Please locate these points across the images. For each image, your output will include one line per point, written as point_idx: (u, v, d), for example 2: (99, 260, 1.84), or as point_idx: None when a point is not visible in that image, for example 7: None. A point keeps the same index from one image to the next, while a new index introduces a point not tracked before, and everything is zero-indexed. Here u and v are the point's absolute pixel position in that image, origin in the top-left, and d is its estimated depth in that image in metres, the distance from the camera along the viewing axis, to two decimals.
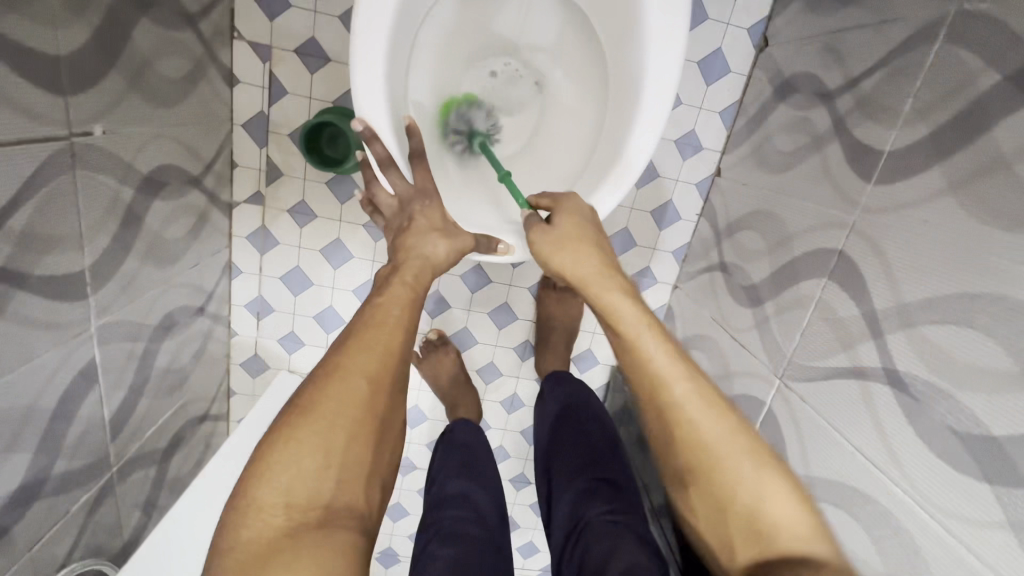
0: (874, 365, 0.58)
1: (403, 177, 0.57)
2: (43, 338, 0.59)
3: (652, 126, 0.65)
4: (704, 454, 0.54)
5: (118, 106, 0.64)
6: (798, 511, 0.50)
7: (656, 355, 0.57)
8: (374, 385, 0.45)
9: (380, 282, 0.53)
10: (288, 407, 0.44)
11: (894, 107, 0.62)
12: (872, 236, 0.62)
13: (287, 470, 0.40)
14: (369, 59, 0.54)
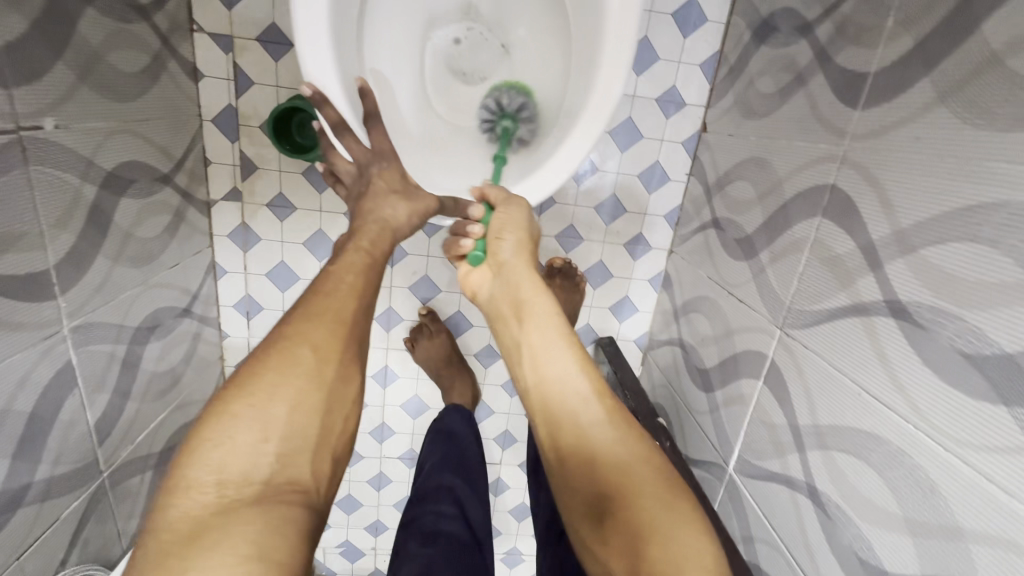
0: (875, 299, 0.55)
1: (358, 140, 0.55)
2: (11, 338, 0.58)
3: (615, 67, 0.60)
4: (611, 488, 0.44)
5: (68, 99, 0.62)
6: (706, 554, 0.40)
7: (567, 369, 0.49)
8: (321, 355, 0.42)
9: (332, 250, 0.50)
10: (227, 380, 0.40)
11: (876, 25, 0.58)
12: (863, 163, 0.58)
13: (219, 445, 0.37)
14: (311, 20, 0.52)
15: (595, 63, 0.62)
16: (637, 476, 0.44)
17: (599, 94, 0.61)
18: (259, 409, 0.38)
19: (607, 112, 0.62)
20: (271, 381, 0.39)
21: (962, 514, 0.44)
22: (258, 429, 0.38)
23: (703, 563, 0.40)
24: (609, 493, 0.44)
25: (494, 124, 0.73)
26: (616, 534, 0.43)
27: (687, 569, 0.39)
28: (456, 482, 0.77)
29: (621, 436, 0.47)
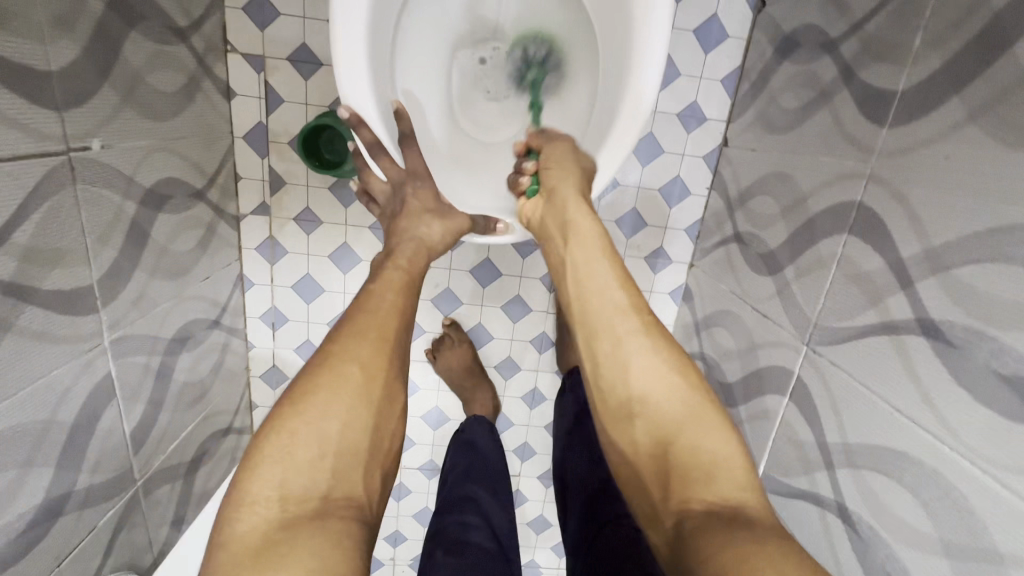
0: (905, 317, 0.55)
1: (393, 162, 0.57)
2: (56, 352, 0.60)
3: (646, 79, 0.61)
4: (647, 395, 0.50)
5: (114, 120, 0.65)
6: (736, 463, 0.46)
7: (609, 283, 0.54)
8: (369, 372, 0.43)
9: (374, 267, 0.52)
10: (281, 397, 0.42)
11: (903, 44, 0.58)
12: (890, 181, 0.58)
13: (280, 460, 0.38)
14: (349, 42, 0.54)
15: (626, 77, 0.63)
16: (672, 392, 0.49)
17: (630, 108, 0.62)
18: (314, 424, 0.39)
19: (638, 125, 0.62)
20: (324, 398, 0.41)
21: (1000, 536, 0.44)
22: (315, 443, 0.39)
23: (732, 471, 0.46)
24: (645, 398, 0.50)
25: (522, 73, 0.75)
26: (648, 429, 0.49)
27: (714, 467, 0.46)
28: (480, 493, 0.78)
29: (657, 347, 0.52)
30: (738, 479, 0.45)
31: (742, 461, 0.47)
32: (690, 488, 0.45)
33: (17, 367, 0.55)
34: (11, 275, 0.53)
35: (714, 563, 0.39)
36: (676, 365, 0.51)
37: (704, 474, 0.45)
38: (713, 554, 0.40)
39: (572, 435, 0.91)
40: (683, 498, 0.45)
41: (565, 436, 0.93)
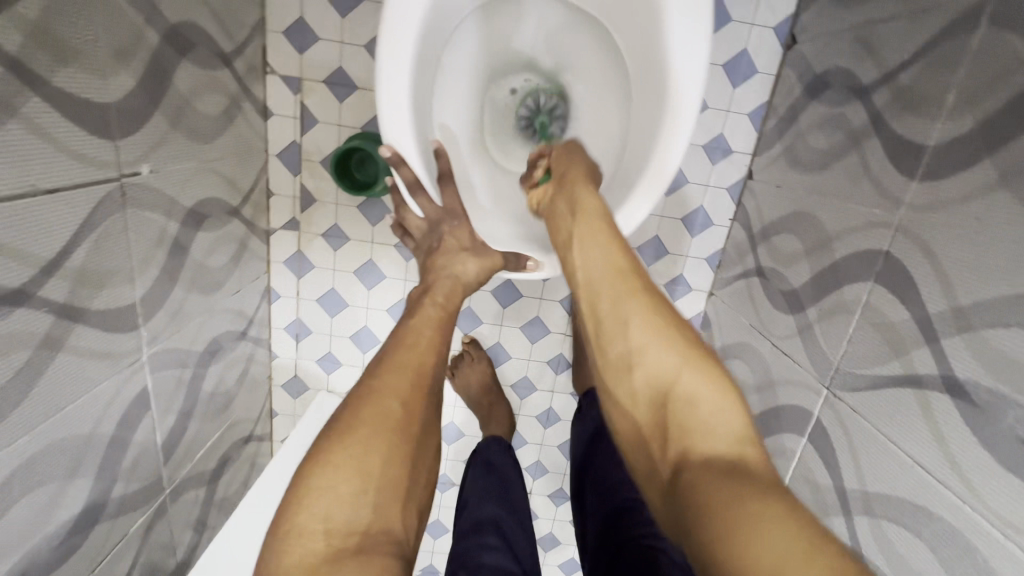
0: (930, 372, 0.55)
1: (430, 200, 0.59)
2: (100, 368, 0.62)
3: (685, 110, 0.62)
4: (643, 351, 0.46)
5: (162, 145, 0.67)
6: (732, 413, 0.42)
7: (601, 247, 0.52)
8: (407, 407, 0.44)
9: (410, 303, 0.54)
10: (324, 431, 0.43)
11: (935, 99, 0.59)
12: (919, 234, 0.59)
13: (325, 494, 0.39)
14: (394, 84, 0.56)
15: (662, 107, 0.63)
16: (668, 344, 0.45)
17: (669, 138, 0.63)
18: (358, 459, 0.41)
19: (677, 157, 0.63)
20: (366, 433, 0.42)
21: None
22: (359, 477, 0.40)
23: (731, 423, 0.41)
24: (641, 351, 0.45)
25: (532, 120, 0.79)
26: (645, 382, 0.45)
27: (711, 426, 0.41)
28: (500, 514, 0.80)
29: (654, 307, 0.47)
30: (736, 431, 0.41)
31: (742, 423, 0.41)
32: (687, 441, 0.41)
33: (66, 384, 0.58)
34: (65, 297, 0.56)
35: (718, 524, 0.36)
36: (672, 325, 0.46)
37: (699, 436, 0.41)
38: (714, 512, 0.36)
39: (589, 453, 0.92)
40: (683, 449, 0.42)
41: (580, 460, 0.94)
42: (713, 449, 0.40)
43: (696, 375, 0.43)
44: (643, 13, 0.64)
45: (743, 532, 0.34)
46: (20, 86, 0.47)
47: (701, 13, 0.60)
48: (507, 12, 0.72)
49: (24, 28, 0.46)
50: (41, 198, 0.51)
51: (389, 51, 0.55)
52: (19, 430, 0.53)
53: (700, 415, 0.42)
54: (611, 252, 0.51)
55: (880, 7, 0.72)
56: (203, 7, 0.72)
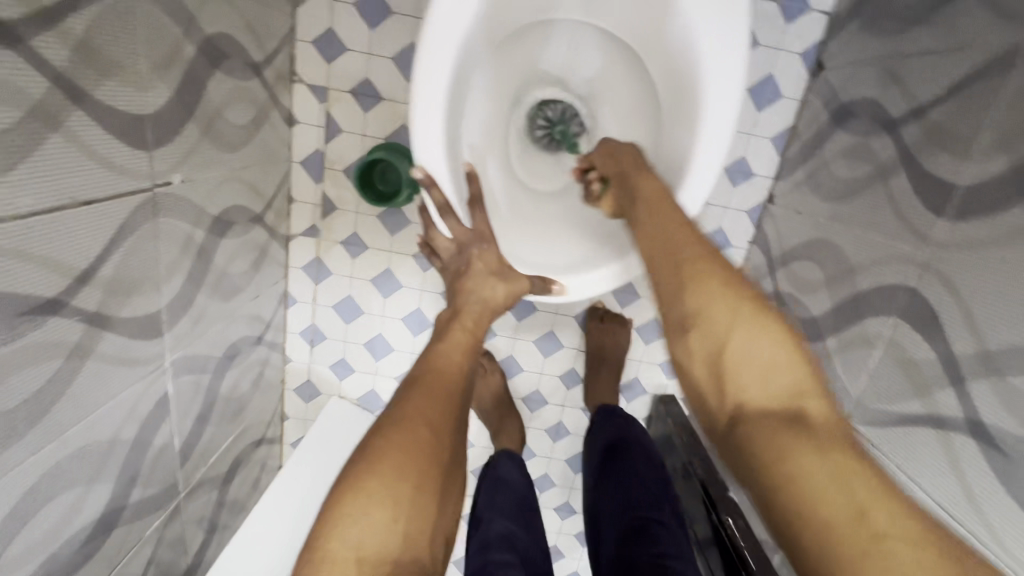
0: (954, 414, 0.55)
1: (461, 223, 0.62)
2: (125, 375, 0.63)
3: (716, 138, 0.66)
4: (710, 315, 0.50)
5: (193, 155, 0.68)
6: (795, 368, 0.47)
7: (666, 228, 0.58)
8: (437, 435, 0.46)
9: (440, 327, 0.57)
10: (354, 457, 0.44)
11: (966, 139, 0.59)
12: (946, 274, 0.59)
13: (358, 521, 0.41)
14: (428, 109, 0.58)
15: (693, 133, 0.68)
16: (735, 304, 0.50)
17: (699, 163, 0.67)
18: (390, 487, 0.42)
19: (709, 182, 0.67)
20: (399, 460, 0.43)
21: None
22: (392, 505, 0.42)
23: (793, 378, 0.47)
24: (702, 316, 0.51)
25: (550, 132, 0.84)
26: (703, 344, 0.51)
27: (775, 377, 0.47)
28: (514, 529, 0.81)
29: (721, 275, 0.52)
30: (800, 384, 0.47)
31: (805, 374, 0.47)
32: (747, 394, 0.48)
33: (92, 391, 0.58)
34: (96, 306, 0.56)
35: (788, 466, 0.43)
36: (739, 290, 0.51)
37: (765, 386, 0.47)
38: (785, 455, 0.44)
39: (603, 468, 0.94)
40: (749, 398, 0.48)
41: (594, 480, 0.95)
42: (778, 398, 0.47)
43: (761, 334, 0.48)
44: (673, 46, 0.69)
45: (814, 473, 0.42)
46: (63, 99, 0.47)
47: (738, 43, 0.63)
48: (541, 35, 0.77)
49: (70, 43, 0.46)
50: (78, 209, 0.51)
51: (428, 67, 0.58)
52: (45, 438, 0.53)
53: (761, 371, 0.48)
54: (676, 227, 0.58)
55: (910, 41, 0.72)
56: (237, 19, 0.73)
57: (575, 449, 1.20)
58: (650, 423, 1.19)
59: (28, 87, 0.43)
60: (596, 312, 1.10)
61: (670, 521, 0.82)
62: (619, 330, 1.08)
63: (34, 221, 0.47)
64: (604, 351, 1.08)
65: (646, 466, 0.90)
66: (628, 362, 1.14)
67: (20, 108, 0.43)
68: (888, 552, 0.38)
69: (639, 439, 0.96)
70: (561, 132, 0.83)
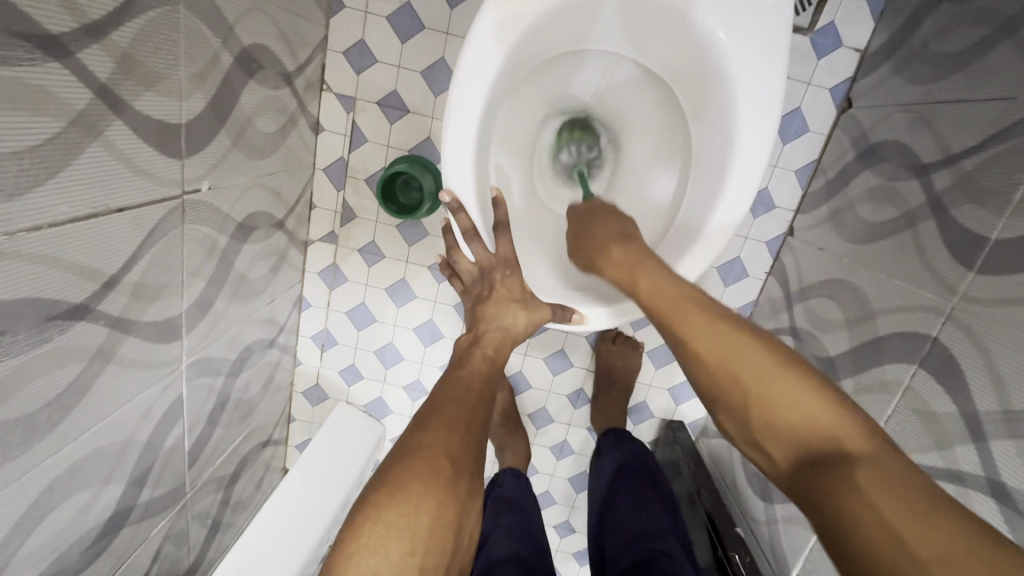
0: (973, 471, 0.55)
1: (484, 246, 0.65)
2: (142, 379, 0.63)
3: (746, 180, 0.69)
4: (719, 373, 0.52)
5: (222, 163, 0.69)
6: (818, 408, 0.47)
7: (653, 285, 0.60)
8: (455, 466, 0.47)
9: (463, 354, 0.60)
10: (373, 485, 0.46)
11: (999, 193, 0.59)
12: (972, 328, 0.59)
13: (376, 551, 0.42)
14: (459, 138, 0.64)
15: (724, 173, 0.70)
16: (740, 354, 0.51)
17: (728, 204, 0.69)
18: (407, 518, 0.43)
19: (736, 222, 0.70)
20: (417, 490, 0.44)
21: None
22: (410, 536, 0.43)
23: (822, 415, 0.46)
24: (713, 378, 0.52)
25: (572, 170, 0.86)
26: (728, 409, 0.52)
27: (802, 421, 0.47)
28: (522, 551, 0.81)
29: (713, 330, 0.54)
30: (834, 423, 0.46)
31: (830, 410, 0.46)
32: (788, 441, 0.48)
33: (111, 394, 0.59)
34: (120, 311, 0.57)
35: (848, 508, 0.41)
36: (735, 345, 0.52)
37: (801, 433, 0.47)
38: (842, 502, 0.42)
39: (611, 494, 0.93)
40: (792, 445, 0.47)
41: (600, 505, 0.94)
42: (816, 440, 0.46)
43: (773, 381, 0.49)
44: (710, 87, 0.70)
45: (866, 509, 0.40)
46: (105, 110, 0.48)
47: (772, 90, 0.66)
48: (575, 62, 0.78)
49: (116, 55, 0.47)
50: (110, 217, 0.52)
51: (460, 102, 0.63)
52: (64, 439, 0.54)
53: (795, 422, 0.47)
54: (658, 280, 0.60)
55: (945, 86, 0.71)
56: (273, 29, 0.74)
57: (578, 468, 1.19)
58: (658, 447, 1.19)
59: (72, 98, 0.44)
60: (608, 334, 1.09)
61: (677, 553, 0.82)
62: (630, 353, 1.08)
63: (68, 228, 0.47)
64: (613, 373, 1.07)
65: (654, 495, 0.91)
66: (637, 386, 1.13)
67: (63, 119, 0.44)
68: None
69: (647, 465, 0.96)
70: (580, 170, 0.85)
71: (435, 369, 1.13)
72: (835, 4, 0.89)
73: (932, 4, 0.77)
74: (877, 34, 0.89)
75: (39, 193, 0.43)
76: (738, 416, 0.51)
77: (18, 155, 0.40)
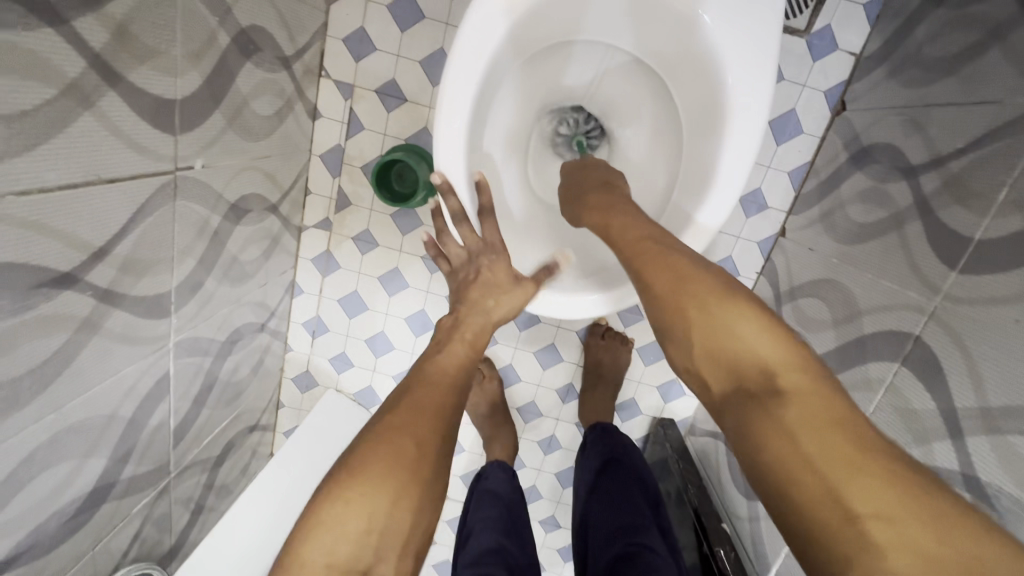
0: (952, 467, 0.56)
1: (473, 232, 0.67)
2: (129, 353, 0.64)
3: (735, 174, 0.69)
4: (667, 304, 0.51)
5: (216, 142, 0.69)
6: (766, 342, 0.45)
7: (625, 225, 0.60)
8: (422, 451, 0.47)
9: (443, 338, 0.59)
10: (341, 463, 0.46)
11: (984, 194, 0.59)
12: (954, 326, 0.59)
13: (332, 529, 0.43)
14: (451, 122, 0.65)
15: (713, 164, 0.70)
16: (695, 290, 0.50)
17: (717, 195, 0.70)
18: (366, 500, 0.44)
19: (724, 214, 0.70)
20: (379, 472, 0.45)
21: None
22: (369, 515, 0.43)
23: (770, 354, 0.45)
24: (662, 309, 0.52)
25: (569, 140, 0.87)
26: (672, 343, 0.51)
27: (744, 352, 0.46)
28: (506, 543, 0.81)
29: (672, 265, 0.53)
30: (781, 362, 0.44)
31: (777, 346, 0.45)
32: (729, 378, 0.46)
33: (97, 367, 0.59)
34: (108, 284, 0.57)
35: (777, 436, 0.40)
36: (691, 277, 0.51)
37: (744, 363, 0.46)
38: (768, 430, 0.41)
39: (595, 489, 0.94)
40: (730, 377, 0.46)
41: (584, 500, 0.95)
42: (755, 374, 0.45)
43: (722, 314, 0.48)
44: (703, 82, 0.71)
45: (791, 445, 0.39)
46: (98, 81, 0.48)
47: (763, 84, 0.67)
48: (572, 56, 0.79)
49: (110, 26, 0.47)
50: (101, 188, 0.52)
51: (452, 85, 0.63)
52: (46, 409, 0.54)
53: (737, 354, 0.46)
54: (629, 228, 0.59)
55: (937, 90, 0.72)
56: (273, 12, 0.75)
57: (566, 463, 1.20)
58: (649, 446, 1.19)
59: (66, 67, 0.44)
60: (599, 329, 1.09)
61: (660, 547, 0.82)
62: (620, 348, 1.08)
63: (57, 196, 0.48)
64: (603, 368, 1.08)
65: (638, 490, 0.92)
66: (626, 382, 1.14)
67: (55, 87, 0.44)
68: (889, 538, 0.34)
69: (632, 461, 0.97)
70: (577, 141, 0.85)
71: None
72: (832, 7, 0.90)
73: (927, 9, 0.78)
74: (873, 38, 0.90)
75: (29, 158, 0.44)
76: (679, 345, 0.50)
77: (9, 120, 0.41)
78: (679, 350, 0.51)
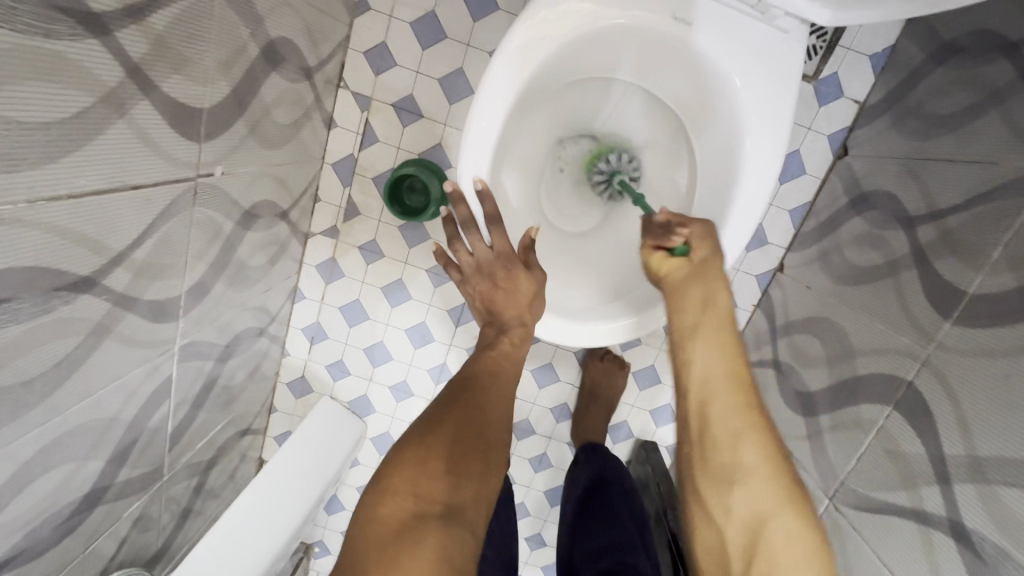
0: (938, 513, 0.58)
1: (481, 238, 0.72)
2: (136, 356, 0.64)
3: (749, 212, 0.71)
4: (739, 467, 0.55)
5: (236, 150, 0.70)
6: (825, 569, 0.51)
7: (722, 358, 0.59)
8: (486, 418, 0.59)
9: (490, 339, 0.70)
10: (417, 425, 0.57)
11: (981, 250, 0.62)
12: (944, 374, 0.62)
13: (418, 464, 0.51)
14: (478, 147, 0.68)
15: (726, 207, 0.73)
16: (776, 481, 0.54)
17: (728, 236, 0.72)
18: (445, 444, 0.54)
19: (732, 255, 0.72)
20: (454, 427, 0.56)
21: None
22: (435, 480, 0.51)
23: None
24: (749, 472, 0.54)
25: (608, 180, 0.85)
26: (739, 502, 0.54)
27: (798, 561, 0.51)
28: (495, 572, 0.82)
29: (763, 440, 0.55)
30: None
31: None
32: None
33: (104, 368, 0.59)
34: (123, 288, 0.57)
35: None
36: (772, 459, 0.55)
37: (795, 566, 0.51)
38: None
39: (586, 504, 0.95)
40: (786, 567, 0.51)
41: (570, 518, 0.95)
42: None
43: (793, 526, 0.52)
44: (723, 125, 0.74)
45: None
46: (133, 89, 0.48)
47: (779, 137, 0.70)
48: (595, 89, 0.82)
49: (150, 37, 0.48)
50: (126, 193, 0.52)
51: (481, 116, 0.67)
52: (53, 411, 0.53)
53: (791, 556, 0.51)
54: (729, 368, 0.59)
55: (935, 144, 0.75)
56: (299, 23, 0.75)
57: (555, 481, 1.20)
58: (630, 467, 1.20)
59: (105, 75, 0.45)
60: (597, 351, 1.11)
61: (642, 565, 0.85)
62: (616, 371, 1.09)
63: (84, 201, 0.47)
64: (598, 390, 1.09)
65: (626, 511, 0.94)
66: (620, 405, 1.15)
67: (93, 95, 0.44)
68: None
69: (622, 482, 0.98)
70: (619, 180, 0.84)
71: (422, 372, 1.14)
72: (839, 55, 0.93)
73: (928, 67, 0.82)
74: (875, 89, 0.94)
75: (63, 163, 0.44)
76: (740, 499, 0.54)
77: (47, 127, 0.41)
78: (730, 501, 0.55)
